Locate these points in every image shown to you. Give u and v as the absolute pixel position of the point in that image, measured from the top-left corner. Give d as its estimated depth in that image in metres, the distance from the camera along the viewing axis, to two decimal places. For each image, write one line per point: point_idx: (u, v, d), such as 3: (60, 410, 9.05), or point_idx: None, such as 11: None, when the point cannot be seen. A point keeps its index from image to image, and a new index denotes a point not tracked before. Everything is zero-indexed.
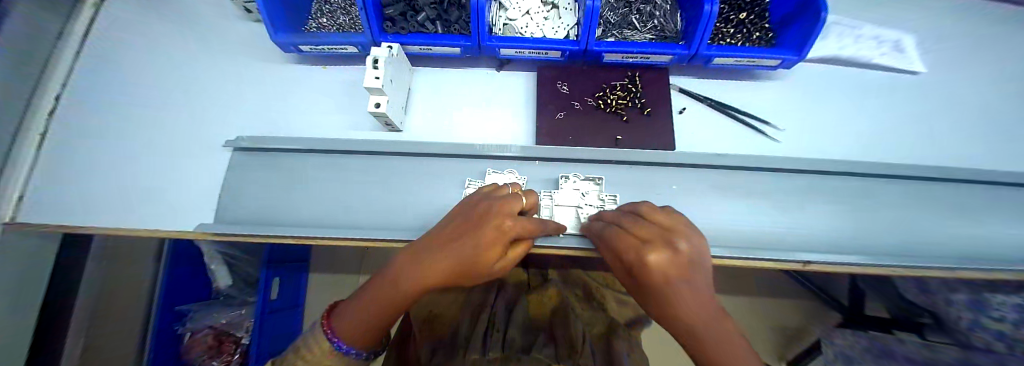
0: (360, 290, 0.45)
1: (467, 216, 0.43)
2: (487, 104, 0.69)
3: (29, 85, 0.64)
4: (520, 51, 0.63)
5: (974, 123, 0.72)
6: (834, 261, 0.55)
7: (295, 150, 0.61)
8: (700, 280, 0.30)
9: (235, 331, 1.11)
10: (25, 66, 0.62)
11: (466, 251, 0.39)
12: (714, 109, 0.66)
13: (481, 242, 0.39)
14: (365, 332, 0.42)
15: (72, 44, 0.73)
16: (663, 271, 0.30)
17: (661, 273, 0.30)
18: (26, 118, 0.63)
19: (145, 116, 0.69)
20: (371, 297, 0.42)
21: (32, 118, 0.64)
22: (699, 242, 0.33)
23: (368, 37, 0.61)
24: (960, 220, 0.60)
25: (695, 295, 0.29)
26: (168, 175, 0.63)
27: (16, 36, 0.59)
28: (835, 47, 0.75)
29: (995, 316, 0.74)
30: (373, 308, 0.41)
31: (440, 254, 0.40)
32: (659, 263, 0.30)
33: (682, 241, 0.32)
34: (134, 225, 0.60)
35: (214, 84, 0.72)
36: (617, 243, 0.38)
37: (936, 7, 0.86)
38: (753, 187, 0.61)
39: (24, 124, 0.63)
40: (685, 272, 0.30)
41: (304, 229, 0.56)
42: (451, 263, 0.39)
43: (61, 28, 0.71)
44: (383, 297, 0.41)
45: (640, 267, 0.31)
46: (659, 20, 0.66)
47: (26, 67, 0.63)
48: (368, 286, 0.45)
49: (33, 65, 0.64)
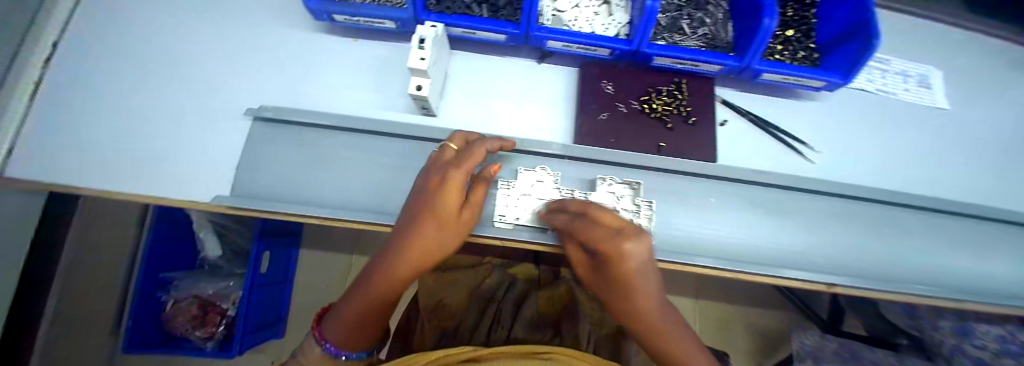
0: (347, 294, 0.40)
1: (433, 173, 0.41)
2: (528, 96, 0.66)
3: (21, 28, 0.58)
4: (568, 45, 0.61)
5: (985, 160, 0.76)
6: (856, 285, 0.57)
7: (324, 126, 0.57)
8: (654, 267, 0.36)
9: (221, 302, 1.04)
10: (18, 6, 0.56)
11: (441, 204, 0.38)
12: (754, 125, 0.66)
13: (445, 185, 0.38)
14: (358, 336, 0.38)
15: None
16: (639, 258, 0.33)
17: (636, 262, 0.33)
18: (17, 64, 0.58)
19: (151, 72, 0.64)
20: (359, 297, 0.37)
21: (23, 65, 0.58)
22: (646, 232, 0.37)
23: (410, 14, 0.57)
24: (964, 253, 0.64)
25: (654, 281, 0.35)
26: (177, 139, 0.59)
27: None
28: (864, 79, 0.76)
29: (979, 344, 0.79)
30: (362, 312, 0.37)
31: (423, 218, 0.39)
32: (635, 249, 0.33)
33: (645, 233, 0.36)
34: (140, 191, 0.55)
35: (231, 46, 0.67)
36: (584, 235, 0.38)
37: (958, 43, 0.89)
38: (788, 206, 0.61)
39: (16, 68, 0.58)
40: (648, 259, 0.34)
41: (332, 212, 0.53)
42: (433, 224, 0.39)
43: None
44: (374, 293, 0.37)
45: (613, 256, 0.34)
46: (709, 28, 0.65)
47: (15, 8, 0.56)
48: (356, 285, 0.40)
49: (26, 9, 0.58)
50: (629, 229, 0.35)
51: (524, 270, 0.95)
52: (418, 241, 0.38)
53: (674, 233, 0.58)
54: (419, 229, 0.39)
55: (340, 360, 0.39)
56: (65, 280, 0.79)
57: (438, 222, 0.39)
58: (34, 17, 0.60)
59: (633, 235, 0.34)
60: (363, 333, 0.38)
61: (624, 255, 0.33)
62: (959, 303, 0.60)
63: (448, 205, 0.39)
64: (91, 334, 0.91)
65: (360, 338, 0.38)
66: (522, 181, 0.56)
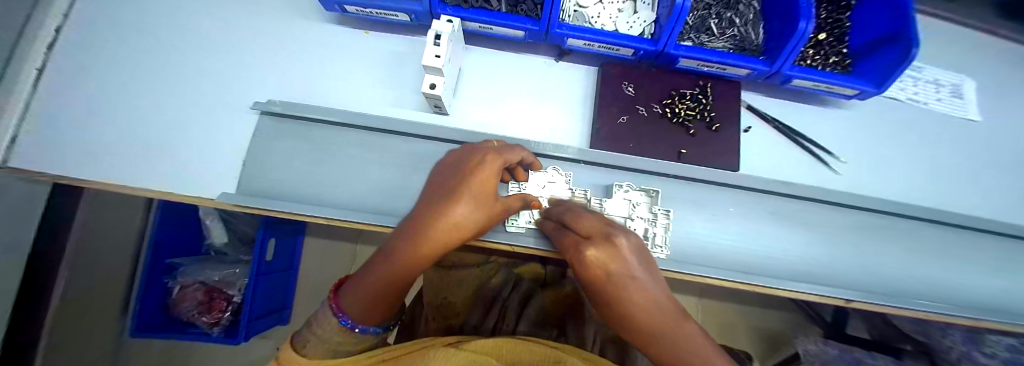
0: (364, 269, 0.40)
1: (462, 164, 0.42)
2: (545, 96, 0.63)
3: (25, 10, 0.56)
4: (589, 44, 0.58)
5: (1015, 174, 0.73)
6: (876, 302, 0.55)
7: (333, 123, 0.55)
8: (643, 274, 0.34)
9: (228, 288, 1.03)
10: None
11: (477, 187, 0.39)
12: (779, 132, 0.63)
13: (481, 174, 0.39)
14: (375, 308, 0.37)
15: None
16: (604, 265, 0.34)
17: (600, 268, 0.34)
18: (21, 47, 0.56)
19: (156, 60, 0.61)
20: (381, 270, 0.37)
21: (27, 48, 0.57)
22: (635, 236, 0.37)
23: (425, 7, 0.55)
24: (990, 273, 0.62)
25: (637, 289, 0.32)
26: (183, 130, 0.57)
27: None
28: (896, 87, 0.73)
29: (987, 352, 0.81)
30: (383, 283, 0.37)
31: (457, 197, 0.38)
32: (596, 256, 0.34)
33: (623, 236, 0.36)
34: (144, 185, 0.54)
35: (238, 35, 0.64)
36: (563, 245, 0.41)
37: (994, 51, 0.85)
38: (810, 219, 0.59)
39: (20, 52, 0.56)
40: (626, 265, 0.34)
41: (340, 213, 0.51)
42: (467, 205, 0.38)
43: None
44: (392, 267, 0.37)
45: (582, 262, 0.36)
46: (739, 29, 0.62)
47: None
48: (375, 259, 0.40)
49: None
50: (597, 234, 0.36)
51: (531, 270, 0.93)
52: (447, 221, 0.37)
53: (689, 243, 0.56)
54: (455, 205, 0.37)
55: (355, 334, 0.37)
56: (70, 268, 0.79)
57: (475, 201, 0.38)
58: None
59: (597, 240, 0.36)
60: (383, 304, 0.38)
61: (587, 262, 0.35)
62: (982, 323, 0.58)
63: (487, 182, 0.39)
64: (99, 318, 0.92)
65: (379, 309, 0.37)
66: (533, 183, 0.54)
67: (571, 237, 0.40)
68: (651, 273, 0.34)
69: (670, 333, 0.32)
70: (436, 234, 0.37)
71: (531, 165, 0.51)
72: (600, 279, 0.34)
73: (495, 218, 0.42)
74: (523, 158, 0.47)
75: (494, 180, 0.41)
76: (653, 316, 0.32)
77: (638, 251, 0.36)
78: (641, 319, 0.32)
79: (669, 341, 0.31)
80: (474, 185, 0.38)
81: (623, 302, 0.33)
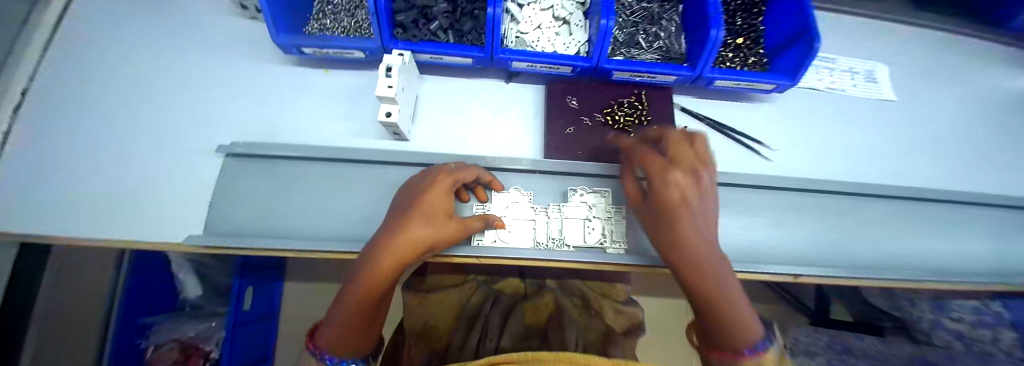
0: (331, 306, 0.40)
1: (416, 188, 0.46)
2: (498, 115, 0.68)
3: None
4: (532, 65, 0.63)
5: (933, 145, 0.81)
6: (820, 275, 0.60)
7: (298, 157, 0.58)
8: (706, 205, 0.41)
9: (204, 344, 0.98)
10: None
11: (430, 203, 0.43)
12: (712, 127, 0.71)
13: (433, 191, 0.44)
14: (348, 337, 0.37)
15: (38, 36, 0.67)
16: (683, 185, 0.40)
17: (680, 190, 0.40)
18: None
19: (122, 116, 0.64)
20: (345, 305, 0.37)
21: None
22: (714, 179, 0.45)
23: (377, 44, 0.60)
24: (921, 236, 0.68)
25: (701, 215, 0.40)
26: (151, 178, 0.59)
27: None
28: (813, 78, 0.82)
29: (954, 316, 0.86)
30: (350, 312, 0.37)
31: (412, 214, 0.41)
32: (680, 176, 0.41)
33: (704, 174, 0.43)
34: (106, 237, 0.54)
35: (202, 84, 0.67)
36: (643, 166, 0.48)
37: (898, 38, 0.96)
38: (750, 204, 0.64)
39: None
40: (699, 193, 0.41)
41: (304, 243, 0.53)
42: (422, 219, 0.41)
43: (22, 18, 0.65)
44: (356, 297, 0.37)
45: (660, 181, 0.42)
46: (664, 41, 0.69)
47: None
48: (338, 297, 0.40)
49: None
50: (688, 163, 0.44)
51: (509, 285, 0.93)
52: (403, 237, 0.38)
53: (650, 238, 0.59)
54: (411, 222, 0.40)
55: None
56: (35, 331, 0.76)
57: (428, 215, 0.41)
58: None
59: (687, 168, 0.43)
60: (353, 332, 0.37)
61: (665, 182, 0.41)
62: (923, 284, 0.63)
63: (438, 203, 0.44)
64: None
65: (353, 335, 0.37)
66: (497, 203, 0.58)
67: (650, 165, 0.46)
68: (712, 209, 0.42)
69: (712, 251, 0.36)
70: (393, 255, 0.37)
71: (490, 184, 0.56)
72: (671, 196, 0.40)
73: (455, 236, 0.45)
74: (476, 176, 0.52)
75: (444, 201, 0.45)
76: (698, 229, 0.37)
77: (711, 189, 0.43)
78: (688, 231, 0.37)
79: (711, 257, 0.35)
80: (425, 206, 0.42)
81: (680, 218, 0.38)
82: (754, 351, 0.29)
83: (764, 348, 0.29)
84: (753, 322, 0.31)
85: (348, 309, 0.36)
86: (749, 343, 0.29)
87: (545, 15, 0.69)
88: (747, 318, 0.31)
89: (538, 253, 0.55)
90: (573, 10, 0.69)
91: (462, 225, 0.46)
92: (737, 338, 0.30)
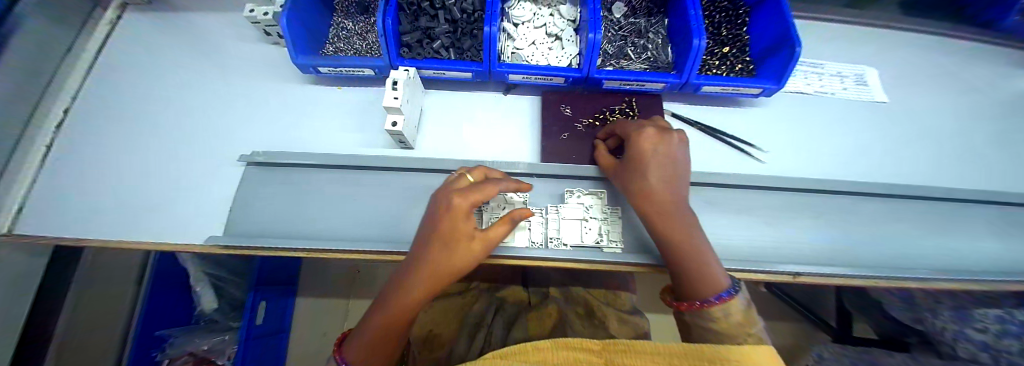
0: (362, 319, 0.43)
1: (434, 210, 0.41)
2: (497, 124, 0.73)
3: (33, 100, 0.66)
4: (527, 77, 0.68)
5: (933, 145, 0.81)
6: (816, 273, 0.59)
7: (312, 165, 0.63)
8: (676, 162, 0.48)
9: (217, 358, 1.03)
10: (29, 82, 0.64)
11: (452, 233, 0.38)
12: (704, 133, 0.73)
13: (450, 220, 0.38)
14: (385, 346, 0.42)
15: (78, 60, 0.75)
16: (656, 141, 0.48)
17: (653, 145, 0.47)
18: (30, 130, 0.65)
19: (151, 131, 0.71)
20: (377, 327, 0.40)
21: (37, 131, 0.66)
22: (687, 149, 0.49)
23: (385, 62, 0.66)
24: (926, 235, 0.67)
25: (670, 169, 0.47)
26: (176, 187, 0.64)
27: (19, 58, 0.62)
28: (802, 83, 0.84)
29: (978, 326, 0.79)
30: (384, 333, 0.41)
31: (434, 249, 0.39)
32: (652, 131, 0.48)
33: (676, 133, 0.50)
34: (132, 240, 0.59)
35: (226, 103, 0.75)
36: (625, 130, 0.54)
37: (889, 42, 0.99)
38: (742, 204, 0.65)
39: (28, 135, 0.65)
40: (671, 150, 0.48)
41: (313, 243, 0.56)
42: (443, 252, 0.39)
43: (69, 46, 0.74)
44: (390, 324, 0.40)
45: (639, 137, 0.49)
46: (652, 52, 0.74)
47: (29, 81, 0.64)
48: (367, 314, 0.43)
49: (39, 80, 0.66)
50: (665, 130, 0.50)
51: (512, 294, 0.91)
52: (429, 271, 0.39)
53: (648, 237, 0.60)
54: (432, 256, 0.39)
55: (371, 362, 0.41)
56: (63, 331, 0.83)
57: (449, 248, 0.39)
58: (44, 90, 0.68)
59: (666, 133, 0.49)
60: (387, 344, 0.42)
61: (638, 142, 0.49)
62: (930, 284, 0.61)
63: (465, 230, 0.39)
64: None
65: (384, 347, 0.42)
66: (495, 204, 0.60)
67: (628, 130, 0.53)
68: (678, 168, 0.48)
69: (681, 212, 0.45)
70: (426, 283, 0.40)
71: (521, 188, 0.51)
72: (646, 152, 0.47)
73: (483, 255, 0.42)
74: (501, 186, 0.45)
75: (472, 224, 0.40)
76: (668, 191, 0.46)
77: (681, 151, 0.48)
78: (662, 190, 0.45)
79: (680, 216, 0.45)
80: (443, 234, 0.39)
81: (649, 168, 0.46)
82: (719, 298, 0.39)
83: (729, 295, 0.39)
84: (721, 279, 0.41)
85: (385, 327, 0.40)
86: (717, 293, 0.39)
87: (538, 32, 0.75)
88: (718, 273, 0.41)
89: (535, 252, 0.57)
90: (564, 27, 0.75)
91: (492, 245, 0.42)
92: (709, 290, 0.40)
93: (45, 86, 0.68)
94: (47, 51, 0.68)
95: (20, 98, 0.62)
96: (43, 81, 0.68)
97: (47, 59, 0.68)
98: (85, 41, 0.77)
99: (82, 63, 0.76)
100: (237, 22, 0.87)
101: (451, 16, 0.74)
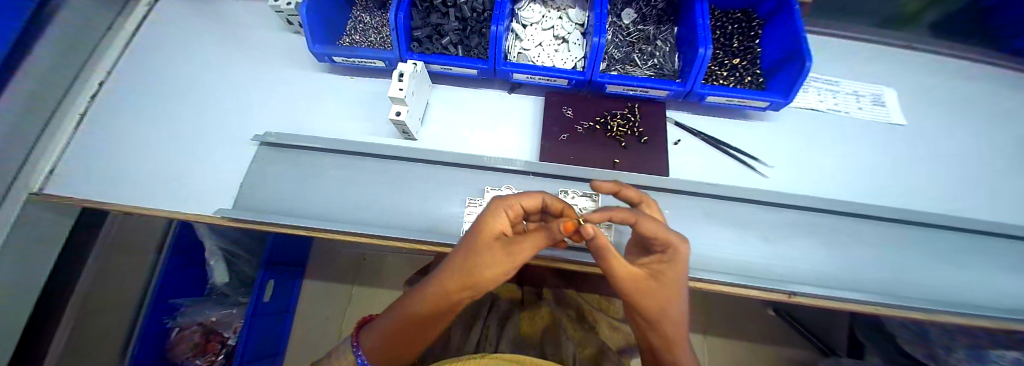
0: (387, 313, 0.41)
1: (486, 216, 0.37)
2: (499, 120, 0.74)
3: (74, 71, 0.72)
4: (531, 77, 0.69)
5: (953, 173, 0.77)
6: (816, 294, 0.57)
7: (319, 149, 0.66)
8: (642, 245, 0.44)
9: (224, 330, 1.10)
10: (71, 55, 0.70)
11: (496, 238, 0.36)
12: (707, 143, 0.73)
13: (497, 224, 0.37)
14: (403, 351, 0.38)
15: (117, 38, 0.81)
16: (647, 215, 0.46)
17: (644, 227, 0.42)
18: (68, 99, 0.70)
19: (177, 106, 0.76)
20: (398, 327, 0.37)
21: (72, 101, 0.71)
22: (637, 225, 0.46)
23: (395, 54, 0.68)
24: (941, 265, 0.63)
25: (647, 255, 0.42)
26: (196, 160, 0.68)
27: (65, 31, 0.67)
28: (815, 100, 0.82)
29: None
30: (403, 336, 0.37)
31: (478, 252, 0.35)
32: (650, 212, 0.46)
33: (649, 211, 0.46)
34: (149, 206, 0.63)
35: (245, 85, 0.79)
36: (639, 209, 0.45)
37: (915, 64, 0.95)
38: (741, 217, 0.64)
39: (65, 103, 0.70)
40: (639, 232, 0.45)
41: (312, 222, 0.58)
42: (493, 256, 0.35)
43: (110, 24, 0.80)
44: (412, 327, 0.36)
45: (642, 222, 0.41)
46: (658, 60, 0.74)
47: (71, 55, 0.70)
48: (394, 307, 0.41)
49: (79, 54, 0.72)
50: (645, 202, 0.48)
51: (505, 291, 0.91)
52: (466, 273, 0.35)
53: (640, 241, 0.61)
54: (475, 259, 0.35)
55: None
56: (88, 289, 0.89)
57: (493, 251, 0.35)
58: (84, 64, 0.74)
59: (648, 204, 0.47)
60: (403, 349, 0.38)
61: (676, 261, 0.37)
62: (940, 316, 0.58)
63: (493, 224, 0.37)
64: (97, 350, 0.95)
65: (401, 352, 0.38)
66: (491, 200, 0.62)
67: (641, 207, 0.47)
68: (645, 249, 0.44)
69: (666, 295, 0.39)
70: (456, 281, 0.35)
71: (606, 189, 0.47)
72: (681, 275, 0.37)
73: (511, 265, 0.35)
74: (546, 200, 0.42)
75: (503, 228, 0.38)
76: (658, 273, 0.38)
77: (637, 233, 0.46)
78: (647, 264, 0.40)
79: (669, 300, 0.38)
80: (490, 238, 0.36)
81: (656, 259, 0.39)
82: None
83: None
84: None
85: (402, 331, 0.37)
86: None
87: (546, 34, 0.77)
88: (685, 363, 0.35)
89: None
90: (572, 30, 0.76)
91: (522, 252, 0.36)
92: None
93: (87, 59, 0.74)
94: (91, 28, 0.74)
95: (62, 69, 0.68)
96: (84, 55, 0.74)
97: (88, 37, 0.74)
98: (124, 20, 0.83)
99: (120, 40, 0.82)
100: (262, 9, 0.92)
101: (462, 14, 0.77)
